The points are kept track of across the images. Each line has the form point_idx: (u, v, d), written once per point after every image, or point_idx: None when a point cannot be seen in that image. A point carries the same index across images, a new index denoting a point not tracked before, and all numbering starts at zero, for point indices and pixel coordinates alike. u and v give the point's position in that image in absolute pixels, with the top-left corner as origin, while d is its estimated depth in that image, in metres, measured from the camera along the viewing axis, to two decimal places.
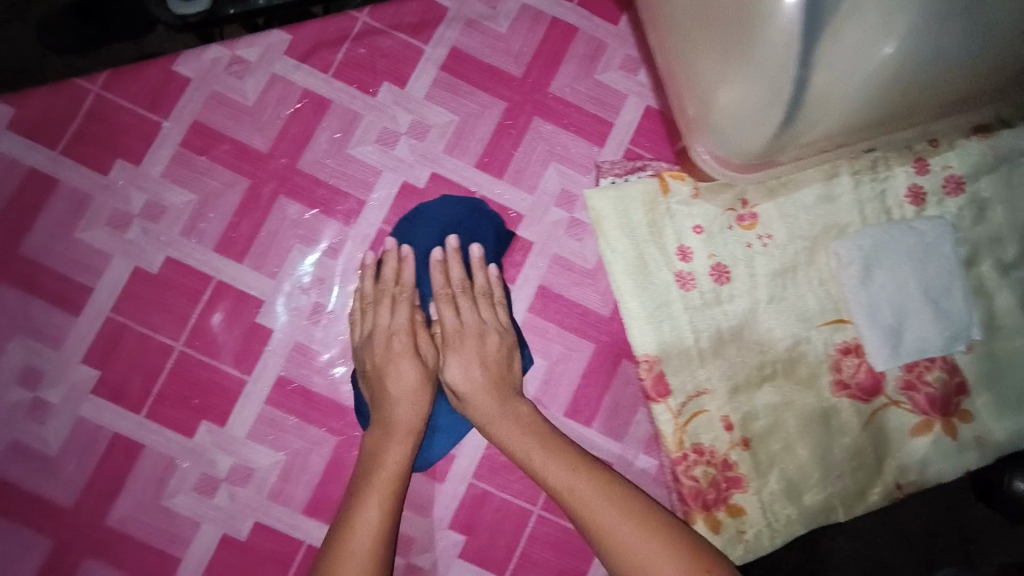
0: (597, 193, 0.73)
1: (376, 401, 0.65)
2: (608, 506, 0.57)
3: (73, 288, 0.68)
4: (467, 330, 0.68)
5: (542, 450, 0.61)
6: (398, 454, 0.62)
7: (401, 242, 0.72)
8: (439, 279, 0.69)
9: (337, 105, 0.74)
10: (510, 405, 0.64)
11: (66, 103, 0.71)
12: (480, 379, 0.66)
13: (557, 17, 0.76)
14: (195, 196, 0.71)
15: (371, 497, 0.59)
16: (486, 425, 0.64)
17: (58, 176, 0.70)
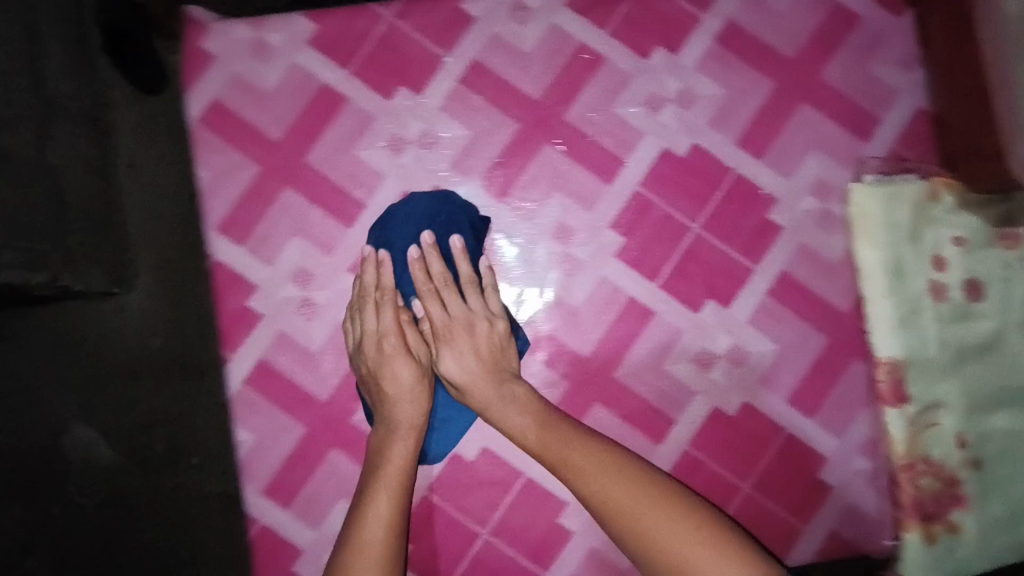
0: (862, 187, 0.70)
1: (380, 392, 0.68)
2: (614, 483, 0.60)
3: (347, 202, 0.74)
4: (438, 321, 0.69)
5: (595, 462, 0.62)
6: (406, 449, 0.66)
7: (380, 247, 0.72)
8: (420, 276, 0.69)
9: (610, 63, 0.74)
10: (507, 388, 0.67)
11: (361, 26, 0.75)
12: (469, 377, 0.68)
13: (839, 3, 0.75)
14: (467, 132, 0.74)
15: (375, 494, 0.64)
16: (512, 434, 0.66)
17: (345, 95, 0.74)
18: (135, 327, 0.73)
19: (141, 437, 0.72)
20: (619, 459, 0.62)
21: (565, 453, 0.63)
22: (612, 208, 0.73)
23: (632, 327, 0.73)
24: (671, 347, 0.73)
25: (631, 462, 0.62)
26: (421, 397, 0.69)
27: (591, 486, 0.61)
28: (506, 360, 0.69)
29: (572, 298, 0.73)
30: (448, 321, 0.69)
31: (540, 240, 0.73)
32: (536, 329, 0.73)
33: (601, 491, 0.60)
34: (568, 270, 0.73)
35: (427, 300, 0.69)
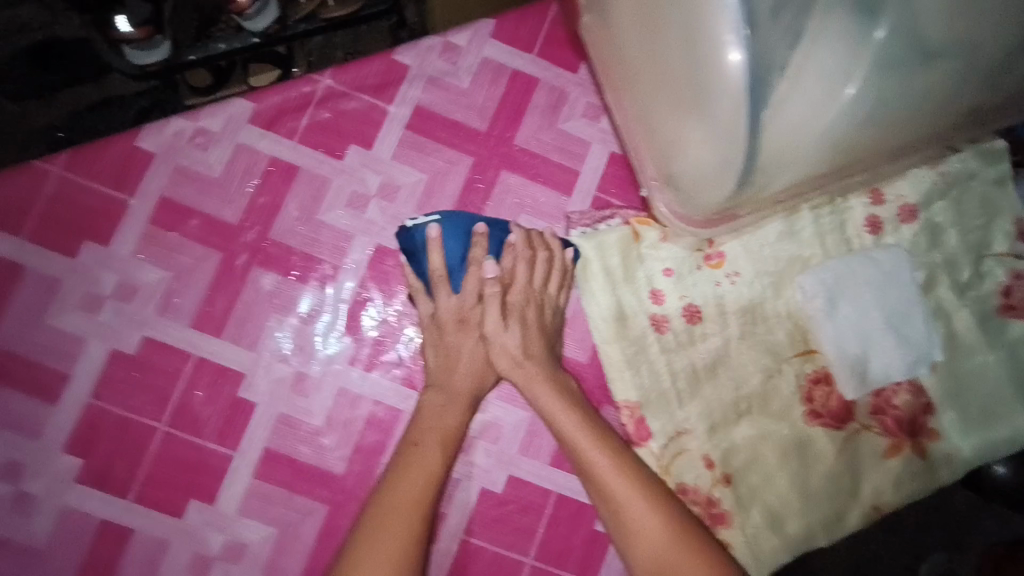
0: (575, 243, 0.74)
1: (438, 373, 0.69)
2: (633, 495, 0.62)
3: (45, 376, 0.68)
4: (516, 296, 0.70)
5: (618, 472, 0.63)
6: (458, 418, 0.68)
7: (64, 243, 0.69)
8: (439, 262, 0.69)
9: (305, 172, 0.73)
10: (559, 375, 0.69)
11: (27, 186, 0.69)
12: (516, 300, 0.69)
13: (517, 69, 0.77)
14: (168, 273, 0.71)
15: (431, 443, 0.65)
16: (543, 410, 0.67)
17: (23, 263, 0.69)
18: None
19: None
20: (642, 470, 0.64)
21: (549, 408, 0.66)
22: (337, 320, 0.72)
23: (383, 430, 0.71)
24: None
25: (651, 480, 0.63)
26: (480, 358, 0.70)
27: (626, 504, 0.62)
28: (558, 317, 0.72)
29: (313, 419, 0.70)
30: (515, 293, 0.69)
31: (268, 365, 0.70)
32: (282, 458, 0.70)
33: (622, 520, 0.61)
34: (304, 391, 0.71)
35: (439, 281, 0.69)
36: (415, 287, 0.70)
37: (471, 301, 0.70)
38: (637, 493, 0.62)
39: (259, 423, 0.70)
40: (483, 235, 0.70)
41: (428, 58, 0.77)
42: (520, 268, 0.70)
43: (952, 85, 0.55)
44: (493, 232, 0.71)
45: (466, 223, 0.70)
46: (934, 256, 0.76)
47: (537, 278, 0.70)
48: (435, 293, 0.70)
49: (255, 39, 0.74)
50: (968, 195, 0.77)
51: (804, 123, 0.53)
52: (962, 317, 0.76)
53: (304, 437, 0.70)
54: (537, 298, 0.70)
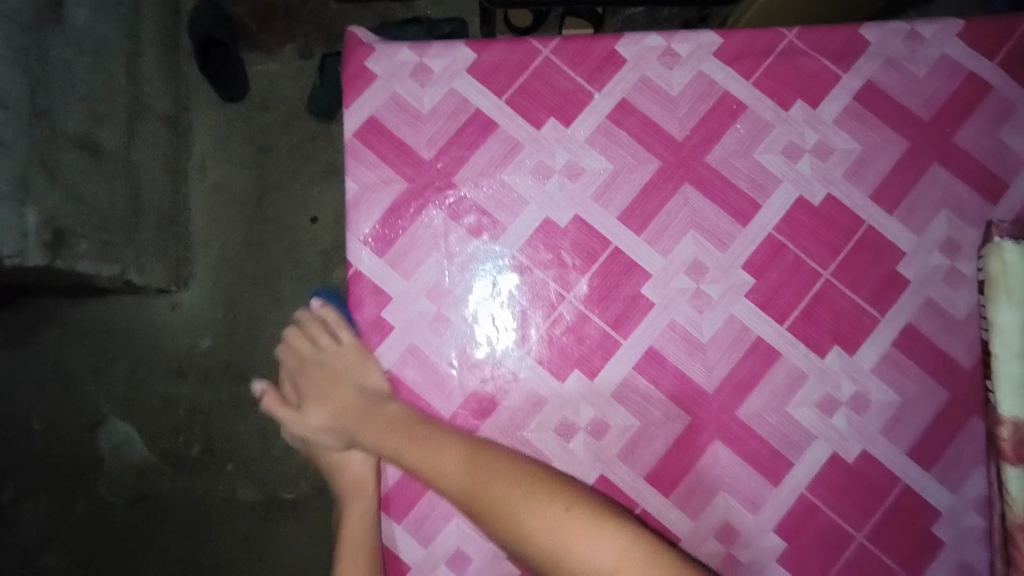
0: (1006, 246, 0.71)
1: (341, 459, 0.82)
2: (553, 523, 0.63)
3: (486, 221, 0.76)
4: (328, 349, 0.80)
5: (473, 467, 0.68)
6: (358, 520, 0.77)
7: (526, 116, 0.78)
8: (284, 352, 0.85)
9: (752, 113, 0.78)
10: (381, 404, 0.74)
11: (520, 58, 0.79)
12: (321, 386, 0.81)
13: (973, 72, 0.80)
14: (611, 165, 0.77)
15: (353, 511, 0.78)
16: (404, 462, 0.72)
17: (498, 122, 0.78)
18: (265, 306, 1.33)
19: (178, 436, 1.30)
20: (553, 484, 0.67)
21: (369, 436, 0.75)
22: (746, 252, 0.76)
23: (759, 367, 0.73)
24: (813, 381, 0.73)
25: (589, 505, 0.65)
26: (330, 404, 0.80)
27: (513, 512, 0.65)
28: (368, 373, 0.75)
29: (701, 334, 0.74)
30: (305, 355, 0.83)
31: (672, 273, 0.75)
32: (665, 360, 0.74)
33: (569, 556, 0.61)
34: (702, 305, 0.74)
35: (279, 376, 0.87)
36: (277, 407, 0.84)
37: (299, 401, 0.84)
38: (559, 512, 0.64)
39: (654, 324, 0.74)
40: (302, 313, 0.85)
41: (888, 42, 0.80)
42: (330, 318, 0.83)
43: None
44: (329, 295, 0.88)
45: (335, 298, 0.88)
46: None
47: (326, 338, 0.81)
48: (264, 395, 0.86)
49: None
50: None
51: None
52: None
53: (692, 349, 0.74)
54: (326, 359, 0.80)
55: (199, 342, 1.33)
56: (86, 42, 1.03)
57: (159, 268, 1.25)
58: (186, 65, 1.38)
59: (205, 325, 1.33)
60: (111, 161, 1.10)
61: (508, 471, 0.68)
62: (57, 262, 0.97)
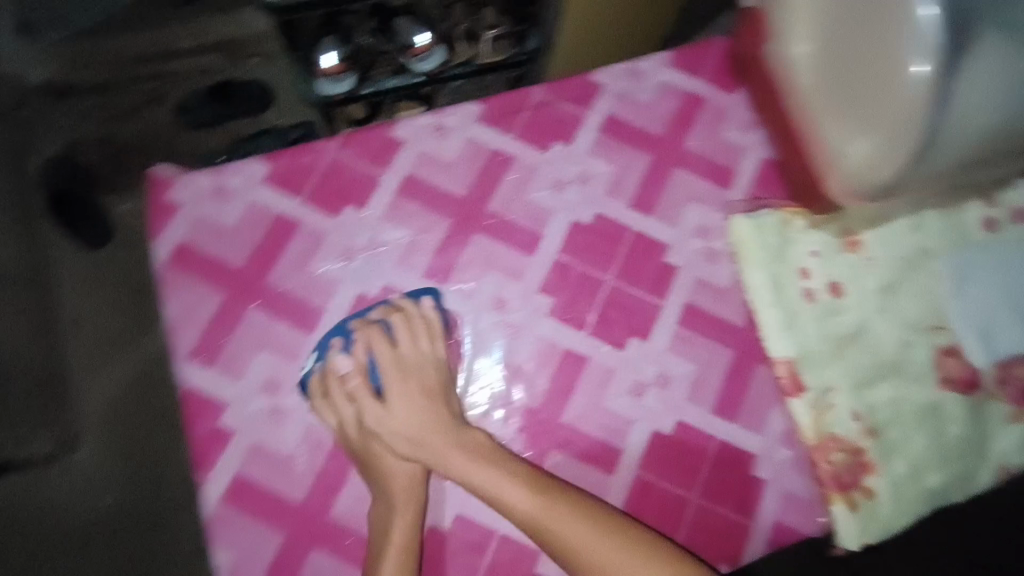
0: (738, 221, 0.88)
1: (379, 527, 0.76)
2: (592, 541, 0.71)
3: (306, 310, 0.84)
4: (405, 359, 0.83)
5: (536, 499, 0.73)
6: (405, 525, 0.75)
7: (323, 209, 0.88)
8: (320, 368, 0.82)
9: (518, 161, 0.91)
10: (464, 433, 0.79)
11: (309, 160, 0.89)
12: (399, 369, 0.83)
13: (685, 90, 0.95)
14: (407, 234, 0.88)
15: (391, 564, 0.73)
16: (483, 492, 0.75)
17: (299, 220, 0.87)
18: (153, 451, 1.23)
19: None
20: (595, 511, 0.73)
21: (460, 465, 0.77)
22: (537, 279, 0.87)
23: (572, 374, 0.83)
24: (618, 371, 0.84)
25: (618, 520, 0.73)
26: (417, 400, 0.81)
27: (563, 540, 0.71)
28: (449, 372, 0.84)
29: (515, 359, 0.84)
30: (393, 372, 0.83)
31: (478, 312, 0.85)
32: (487, 391, 0.83)
33: (592, 555, 0.70)
34: (509, 335, 0.84)
35: (324, 391, 0.82)
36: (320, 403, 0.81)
37: (348, 411, 0.81)
38: (583, 551, 0.71)
39: (470, 360, 0.84)
40: (337, 342, 0.83)
41: (616, 80, 0.95)
42: (401, 332, 0.83)
43: None
44: (342, 322, 0.84)
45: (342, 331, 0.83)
46: None
47: (410, 338, 0.83)
48: (349, 381, 0.83)
49: (420, 76, 1.25)
50: None
51: (1000, 88, 0.62)
52: None
53: (508, 374, 0.83)
54: (411, 366, 0.83)
55: (102, 500, 1.08)
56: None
57: (40, 435, 1.09)
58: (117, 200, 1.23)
59: None
60: None
61: (579, 515, 0.72)
62: None
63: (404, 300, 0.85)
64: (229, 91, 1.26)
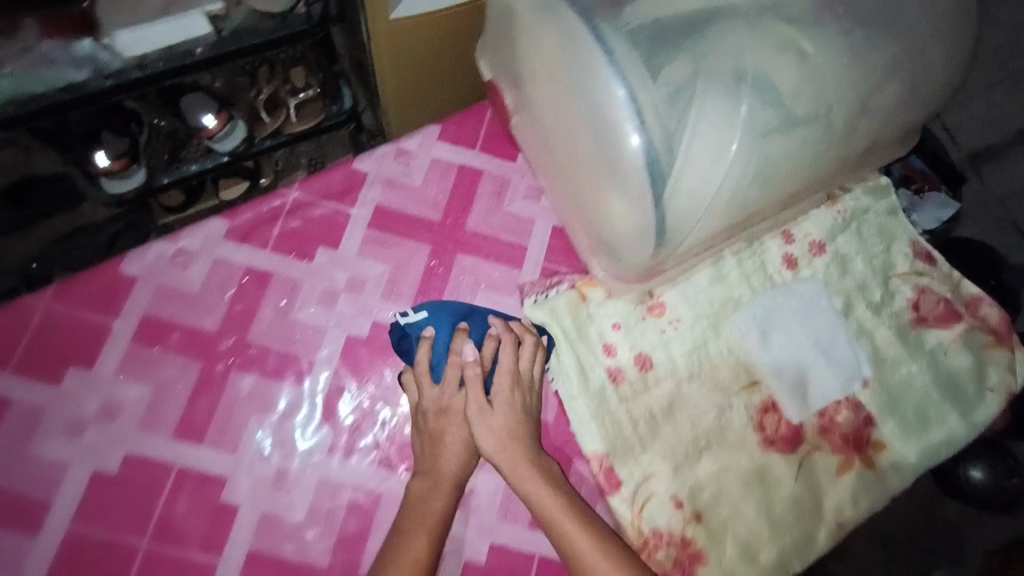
0: (531, 308, 0.80)
1: (414, 506, 0.70)
2: (599, 560, 0.65)
3: (30, 507, 0.70)
4: (501, 375, 0.74)
5: (568, 512, 0.68)
6: (440, 504, 0.70)
7: (40, 377, 0.73)
8: (426, 357, 0.74)
9: (278, 276, 0.80)
10: (487, 417, 0.72)
11: (16, 321, 0.74)
12: (506, 380, 0.73)
13: (464, 165, 0.87)
14: (149, 388, 0.74)
15: (415, 534, 0.67)
16: (542, 513, 0.69)
17: (10, 396, 0.72)
18: None
19: None
20: (606, 533, 0.68)
21: (532, 489, 0.70)
22: (314, 412, 0.77)
23: (366, 517, 0.74)
24: None
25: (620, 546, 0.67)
26: (504, 420, 0.72)
27: (566, 524, 0.68)
28: (536, 397, 0.76)
29: (297, 512, 0.73)
30: (503, 378, 0.73)
31: (246, 463, 0.74)
32: (268, 558, 0.71)
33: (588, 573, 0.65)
34: (286, 485, 0.74)
35: (421, 373, 0.74)
36: None
37: None
38: (599, 555, 0.65)
39: (244, 524, 0.72)
40: (466, 328, 0.76)
41: (383, 164, 0.86)
42: (506, 354, 0.74)
43: (819, 138, 0.66)
44: (474, 323, 0.77)
45: (449, 318, 0.77)
46: (847, 281, 0.85)
47: (522, 361, 0.75)
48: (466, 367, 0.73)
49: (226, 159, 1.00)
50: (865, 226, 0.88)
51: (711, 166, 0.62)
52: (882, 333, 0.84)
53: (289, 533, 0.72)
54: (523, 378, 0.74)
55: None
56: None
57: None
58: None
59: None
60: None
61: (598, 534, 0.67)
62: None
63: (506, 321, 0.78)
64: (26, 187, 0.98)
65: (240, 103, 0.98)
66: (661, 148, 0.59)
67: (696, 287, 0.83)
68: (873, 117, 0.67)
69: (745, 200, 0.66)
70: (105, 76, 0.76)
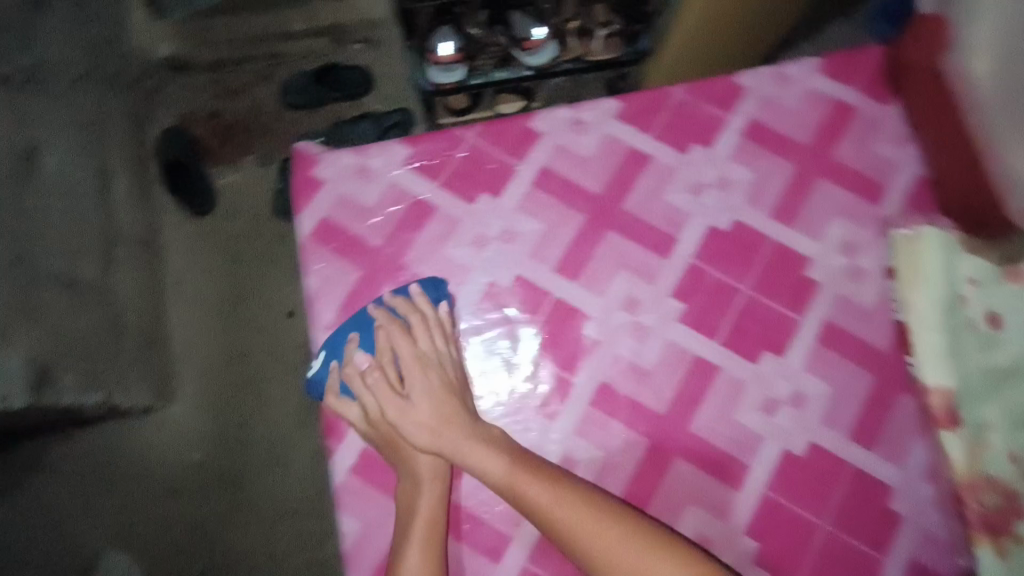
0: (902, 240, 0.84)
1: (403, 505, 0.77)
2: (558, 512, 0.71)
3: (439, 292, 0.84)
4: (410, 359, 0.81)
5: (519, 472, 0.73)
6: (428, 501, 0.76)
7: (458, 195, 0.88)
8: (352, 370, 0.83)
9: (656, 160, 0.90)
10: (428, 426, 0.79)
11: (447, 146, 0.90)
12: (412, 368, 0.81)
13: (838, 99, 0.92)
14: (541, 225, 0.87)
15: (406, 547, 0.73)
16: (478, 472, 0.75)
17: (435, 203, 0.88)
18: (179, 443, 1.29)
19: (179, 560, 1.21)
20: (563, 479, 0.73)
21: (475, 461, 0.76)
22: (670, 282, 0.85)
23: (701, 381, 0.81)
24: (743, 393, 0.81)
25: (584, 490, 0.73)
26: (431, 404, 0.79)
27: (580, 542, 0.70)
28: (456, 365, 0.82)
29: (643, 361, 0.82)
30: (406, 363, 0.82)
31: (608, 311, 0.84)
32: (615, 392, 0.81)
33: (537, 510, 0.72)
34: (639, 337, 0.83)
35: (335, 405, 0.81)
36: None
37: None
38: (548, 498, 0.72)
39: (601, 357, 0.82)
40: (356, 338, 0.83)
41: (761, 85, 0.93)
42: (400, 339, 0.82)
43: None
44: (366, 337, 0.83)
45: (342, 339, 0.84)
46: None
47: (427, 336, 0.81)
48: (370, 376, 0.82)
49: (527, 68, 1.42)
50: None
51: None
52: None
53: (637, 377, 0.82)
54: (429, 359, 0.81)
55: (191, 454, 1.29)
56: (60, 184, 1.13)
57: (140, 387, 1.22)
58: (150, 163, 1.42)
59: (195, 440, 1.30)
60: (88, 293, 1.14)
61: (552, 484, 0.72)
62: (38, 402, 0.98)
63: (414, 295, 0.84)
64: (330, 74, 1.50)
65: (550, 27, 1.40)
66: None
67: None
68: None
69: None
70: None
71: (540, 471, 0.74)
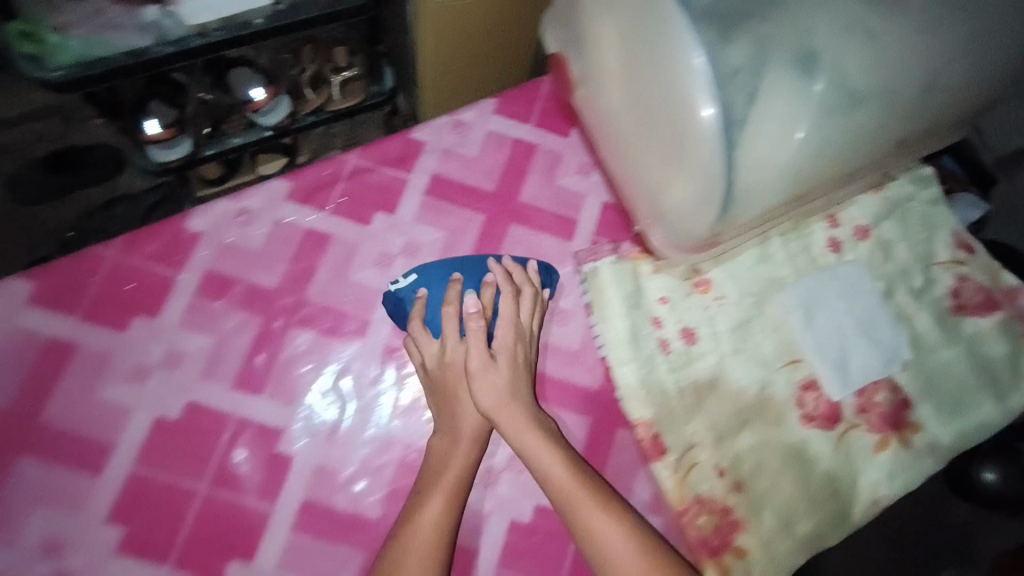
0: (591, 274, 0.82)
1: (428, 479, 0.71)
2: (560, 474, 0.69)
3: (96, 447, 0.73)
4: (501, 338, 0.76)
5: (523, 444, 0.71)
6: (462, 461, 0.71)
7: (106, 326, 0.76)
8: (418, 312, 0.78)
9: (337, 238, 0.82)
10: (519, 399, 0.74)
11: (85, 271, 0.77)
12: (507, 338, 0.76)
13: (518, 138, 0.87)
14: (211, 339, 0.77)
15: (429, 494, 0.69)
16: (510, 434, 0.72)
17: (78, 341, 0.75)
18: None
19: None
20: (572, 457, 0.71)
21: (527, 444, 0.71)
22: (368, 370, 0.79)
23: (414, 472, 0.76)
24: None
25: (573, 457, 0.71)
26: (506, 382, 0.74)
27: (577, 509, 0.67)
28: (534, 351, 0.79)
29: (346, 466, 0.76)
30: (503, 332, 0.76)
31: (305, 418, 0.77)
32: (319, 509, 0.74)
33: (552, 481, 0.69)
34: (338, 441, 0.76)
35: (416, 329, 0.77)
36: None
37: None
38: (572, 470, 0.69)
39: (298, 474, 0.75)
40: (460, 277, 0.79)
41: (439, 135, 0.86)
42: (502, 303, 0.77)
43: (877, 122, 0.67)
44: (468, 276, 0.81)
45: (442, 275, 0.81)
46: (890, 267, 0.86)
47: (526, 313, 0.78)
48: (472, 320, 0.77)
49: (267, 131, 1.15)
50: (907, 214, 0.89)
51: (781, 140, 0.63)
52: (922, 319, 0.85)
53: (340, 486, 0.75)
54: (528, 333, 0.77)
55: None
56: None
57: None
58: None
59: None
60: None
61: (553, 450, 0.70)
62: None
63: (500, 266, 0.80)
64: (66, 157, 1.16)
65: (283, 79, 1.14)
66: (734, 113, 0.60)
67: (736, 264, 0.85)
68: (940, 95, 0.68)
69: (801, 179, 0.68)
70: (172, 44, 0.93)
71: (560, 442, 0.72)
